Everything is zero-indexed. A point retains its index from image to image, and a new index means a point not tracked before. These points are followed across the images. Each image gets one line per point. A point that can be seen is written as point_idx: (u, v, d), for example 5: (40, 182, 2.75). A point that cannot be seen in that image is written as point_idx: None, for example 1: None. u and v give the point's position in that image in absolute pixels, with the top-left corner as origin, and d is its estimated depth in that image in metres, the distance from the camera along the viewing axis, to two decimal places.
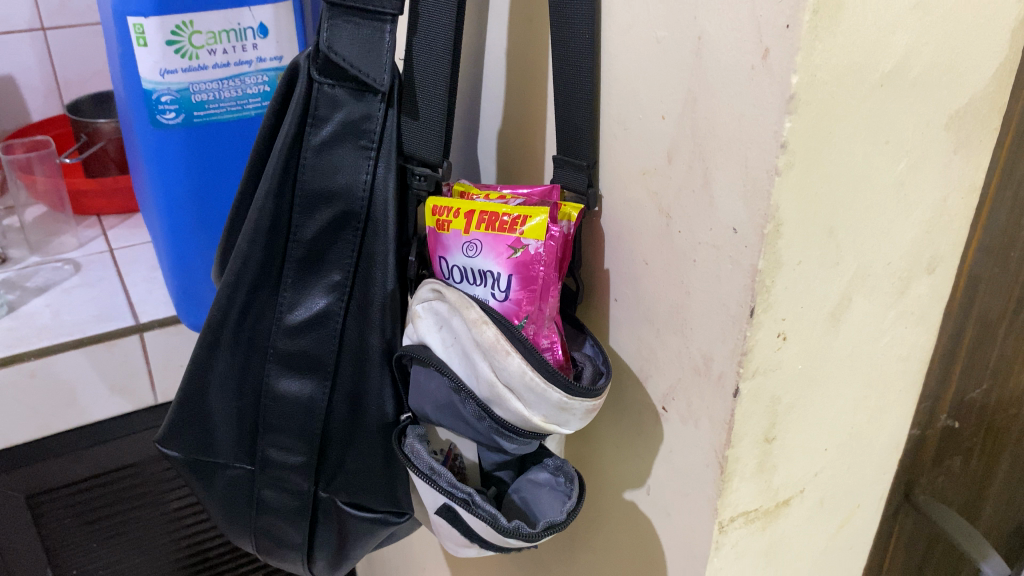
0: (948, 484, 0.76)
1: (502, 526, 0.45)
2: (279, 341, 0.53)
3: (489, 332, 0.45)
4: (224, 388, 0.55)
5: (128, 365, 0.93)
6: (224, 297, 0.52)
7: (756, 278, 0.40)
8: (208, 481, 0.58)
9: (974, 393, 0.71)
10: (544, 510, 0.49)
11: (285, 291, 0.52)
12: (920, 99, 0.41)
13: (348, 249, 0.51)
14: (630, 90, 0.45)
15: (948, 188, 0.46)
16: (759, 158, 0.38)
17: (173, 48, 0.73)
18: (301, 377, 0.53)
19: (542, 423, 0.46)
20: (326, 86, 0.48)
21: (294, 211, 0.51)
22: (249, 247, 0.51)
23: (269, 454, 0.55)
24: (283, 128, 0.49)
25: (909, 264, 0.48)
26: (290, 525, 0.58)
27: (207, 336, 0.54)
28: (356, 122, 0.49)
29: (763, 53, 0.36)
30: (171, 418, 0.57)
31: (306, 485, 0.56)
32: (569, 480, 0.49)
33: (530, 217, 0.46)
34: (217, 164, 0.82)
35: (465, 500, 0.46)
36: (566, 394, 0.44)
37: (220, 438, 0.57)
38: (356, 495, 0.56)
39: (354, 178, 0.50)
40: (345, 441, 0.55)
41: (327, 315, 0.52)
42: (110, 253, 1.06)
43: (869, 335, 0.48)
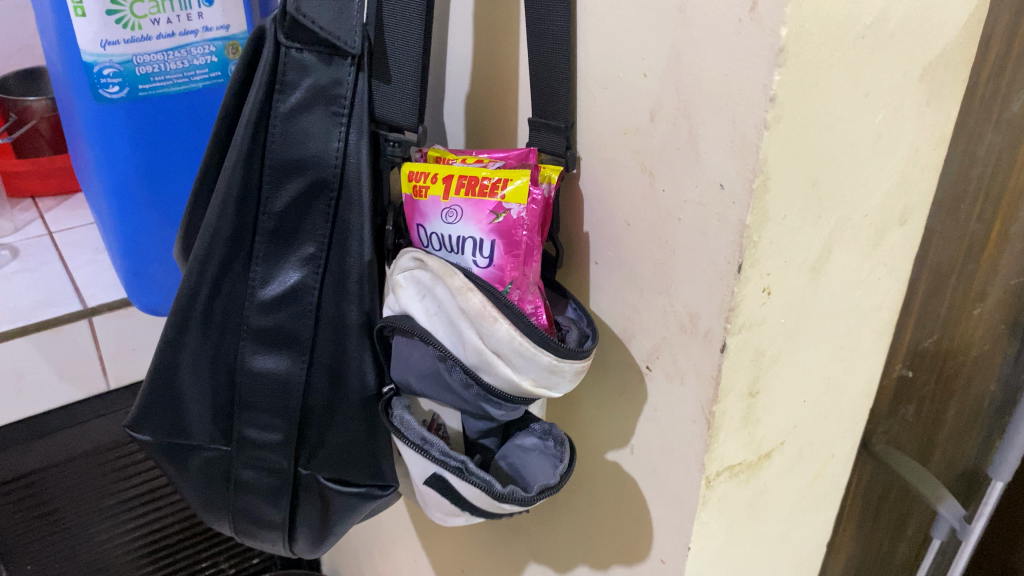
0: (902, 432, 0.79)
1: (497, 492, 0.45)
2: (252, 317, 0.51)
3: (476, 299, 0.45)
4: (196, 369, 0.53)
5: (78, 351, 0.92)
6: (193, 274, 0.50)
7: (744, 233, 0.40)
8: (182, 466, 0.57)
9: (926, 342, 0.73)
10: (534, 474, 0.49)
11: (257, 266, 0.50)
12: (896, 52, 0.41)
13: (322, 220, 0.50)
14: (610, 48, 0.45)
15: (919, 140, 0.47)
16: (747, 112, 0.38)
17: (114, 18, 0.70)
18: (278, 353, 0.52)
19: (531, 388, 0.46)
20: (294, 51, 0.47)
21: (263, 182, 0.49)
22: (218, 221, 0.49)
23: (246, 433, 0.54)
24: (250, 97, 0.48)
25: (883, 216, 0.49)
26: (270, 504, 0.56)
27: (175, 316, 0.52)
28: (326, 87, 0.47)
29: (751, 6, 0.36)
30: (140, 403, 0.54)
31: (286, 464, 0.55)
32: (559, 443, 0.49)
33: (510, 180, 0.45)
34: (166, 138, 0.79)
35: (458, 469, 0.46)
36: (555, 357, 0.44)
37: (193, 421, 0.55)
38: (339, 470, 0.55)
39: (325, 146, 0.48)
40: (325, 417, 0.54)
41: (303, 288, 0.51)
42: (50, 237, 1.03)
43: (845, 288, 0.49)
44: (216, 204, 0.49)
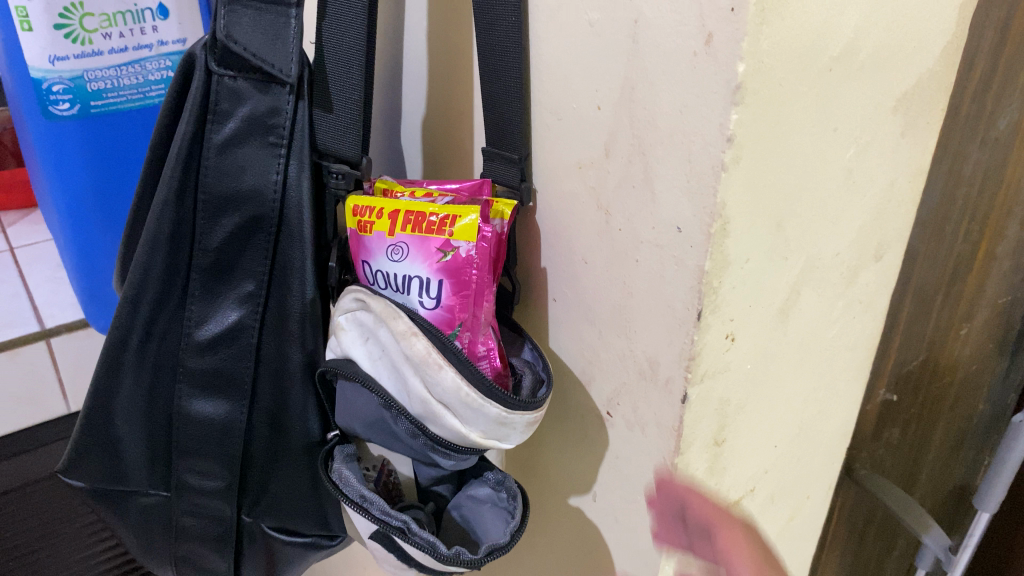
0: (887, 457, 0.76)
1: (441, 554, 0.42)
2: (189, 359, 0.48)
3: (420, 344, 0.42)
4: (130, 413, 0.50)
5: (34, 375, 0.89)
6: (124, 315, 0.47)
7: (703, 279, 0.37)
8: (119, 513, 0.54)
9: (911, 365, 0.70)
10: (486, 529, 0.46)
11: (192, 305, 0.47)
12: (867, 83, 0.38)
13: (260, 256, 0.47)
14: (562, 77, 0.42)
15: (894, 173, 0.44)
16: (704, 152, 0.35)
17: (62, 32, 0.66)
18: (216, 397, 0.49)
19: (480, 440, 0.43)
20: (227, 79, 0.44)
21: (197, 218, 0.46)
22: (150, 259, 0.46)
23: (185, 480, 0.51)
24: (181, 127, 0.45)
25: (857, 252, 0.46)
26: (213, 552, 0.54)
27: (107, 358, 0.49)
28: (263, 116, 0.44)
29: (706, 39, 0.33)
30: (71, 449, 0.51)
31: (228, 511, 0.52)
32: (513, 497, 0.46)
33: (459, 216, 0.42)
34: (118, 158, 0.75)
35: (401, 529, 0.43)
36: (504, 407, 0.41)
37: (129, 467, 0.52)
38: (284, 518, 0.53)
39: (263, 178, 0.45)
40: (268, 463, 0.51)
41: (241, 328, 0.48)
42: (10, 253, 1.00)
43: (817, 326, 0.46)
44: (146, 241, 0.46)
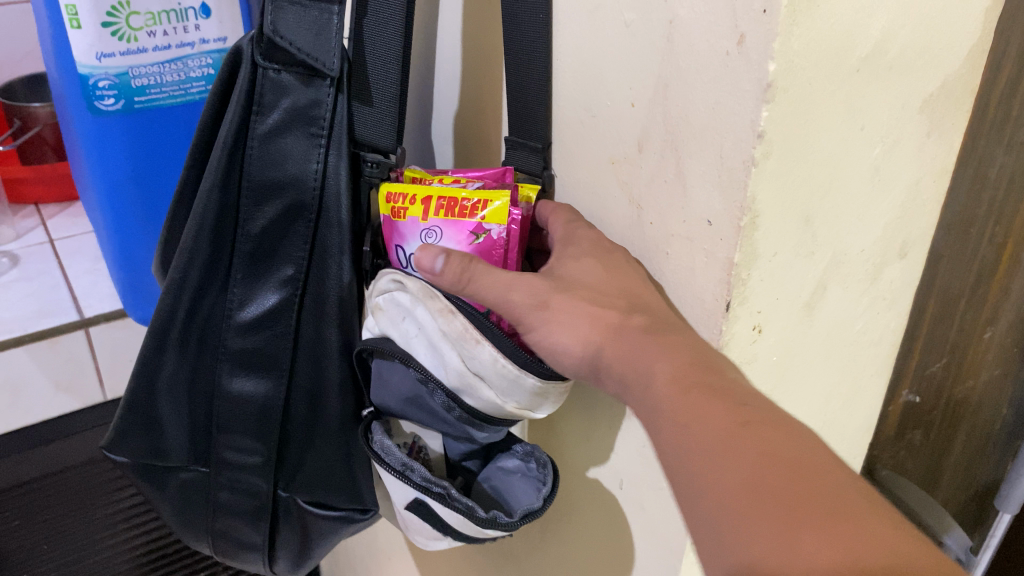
0: (908, 457, 0.76)
1: (480, 517, 0.44)
2: (230, 341, 0.51)
3: (457, 321, 0.43)
4: (172, 392, 0.53)
5: (73, 362, 0.93)
6: (168, 300, 0.49)
7: (732, 271, 0.39)
8: (159, 488, 0.57)
9: (933, 366, 0.70)
10: (518, 497, 0.48)
11: (234, 289, 0.50)
12: (894, 84, 0.40)
13: (301, 242, 0.49)
14: (597, 74, 0.43)
15: (920, 172, 0.46)
16: (735, 147, 0.36)
17: (109, 30, 0.68)
18: (255, 377, 0.51)
19: (516, 410, 0.44)
20: (271, 71, 0.46)
21: (241, 204, 0.48)
22: (195, 244, 0.48)
23: (224, 456, 0.54)
24: (228, 116, 0.47)
25: (882, 249, 0.47)
26: (249, 526, 0.56)
27: (151, 341, 0.51)
28: (305, 108, 0.47)
29: (738, 39, 0.34)
30: (116, 427, 0.54)
31: (265, 487, 0.55)
32: (542, 466, 0.47)
33: (490, 200, 0.44)
34: (159, 153, 0.78)
35: (441, 494, 0.45)
36: (540, 379, 0.43)
37: (171, 443, 0.55)
38: (318, 493, 0.55)
39: (305, 167, 0.48)
40: (304, 441, 0.54)
41: (281, 311, 0.50)
42: (52, 245, 1.03)
43: (842, 322, 0.48)
44: (193, 228, 0.48)
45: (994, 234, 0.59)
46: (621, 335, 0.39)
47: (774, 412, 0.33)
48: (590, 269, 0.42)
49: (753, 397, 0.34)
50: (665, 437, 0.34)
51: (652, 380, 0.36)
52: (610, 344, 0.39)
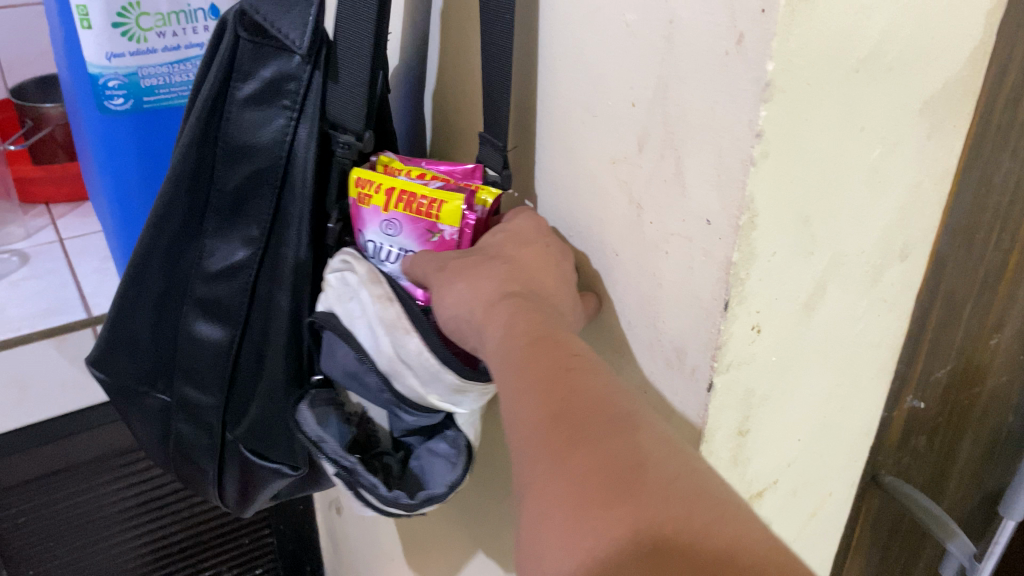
0: (913, 465, 0.72)
1: (382, 496, 0.51)
2: (198, 284, 0.57)
3: (393, 309, 0.47)
4: (151, 318, 0.60)
5: (82, 360, 0.88)
6: (148, 234, 0.56)
7: (730, 271, 0.39)
8: (135, 405, 0.64)
9: (939, 373, 0.65)
10: (432, 478, 0.54)
11: (206, 237, 0.55)
12: (893, 85, 0.40)
13: (264, 207, 0.53)
14: (598, 75, 0.44)
15: (920, 174, 0.46)
16: (733, 147, 0.36)
17: (120, 30, 0.69)
18: (216, 323, 0.57)
19: (437, 401, 0.48)
20: (253, 43, 0.50)
21: (216, 161, 0.53)
22: (172, 190, 0.54)
23: (188, 389, 0.60)
24: (211, 79, 0.52)
25: (881, 251, 0.47)
26: (204, 456, 0.63)
27: (133, 270, 0.58)
28: (280, 80, 0.51)
29: (737, 39, 0.35)
30: (102, 342, 0.62)
31: (216, 426, 0.61)
32: (457, 453, 0.53)
33: (445, 202, 0.47)
34: (167, 154, 0.78)
35: (349, 470, 0.52)
36: (460, 377, 0.46)
37: (149, 365, 0.62)
38: (262, 446, 0.61)
39: (273, 137, 0.52)
40: (254, 393, 0.59)
41: (242, 266, 0.55)
42: (60, 244, 1.04)
43: (841, 324, 0.48)
44: (171, 172, 0.54)
45: (1000, 237, 0.58)
46: (496, 298, 0.42)
47: (602, 372, 0.36)
48: (498, 249, 0.45)
49: (590, 358, 0.37)
50: (501, 383, 0.38)
51: (506, 335, 0.40)
52: (484, 305, 0.42)
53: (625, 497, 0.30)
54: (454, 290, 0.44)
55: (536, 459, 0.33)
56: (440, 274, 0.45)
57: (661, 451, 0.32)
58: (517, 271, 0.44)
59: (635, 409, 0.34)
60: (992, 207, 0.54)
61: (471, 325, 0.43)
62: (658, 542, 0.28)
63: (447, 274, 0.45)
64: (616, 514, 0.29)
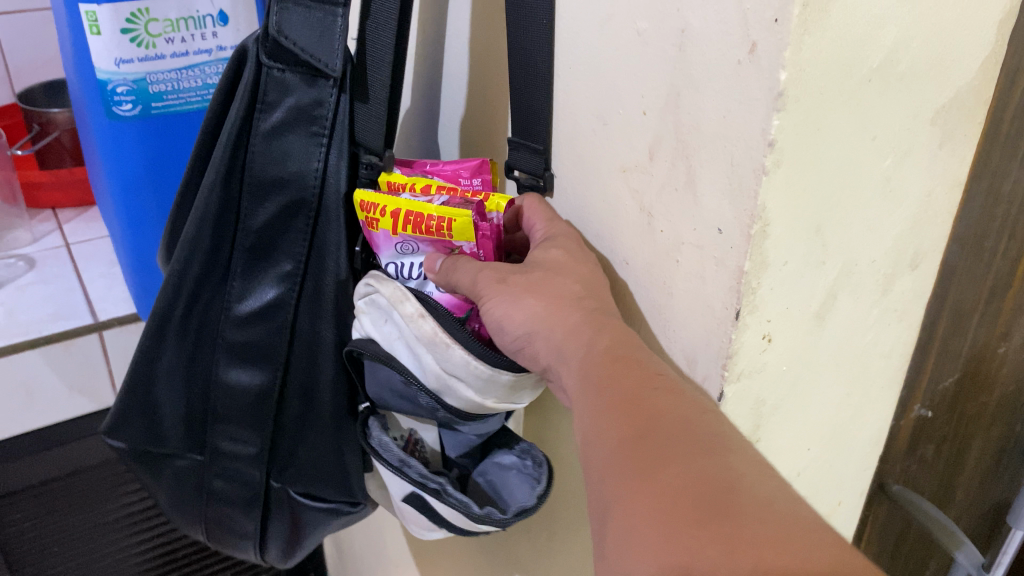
0: (921, 474, 0.71)
1: (472, 513, 0.49)
2: (228, 331, 0.56)
3: (427, 325, 0.46)
4: (174, 375, 0.59)
5: (88, 365, 0.91)
6: (171, 289, 0.55)
7: (742, 279, 0.39)
8: (158, 471, 0.63)
9: (947, 383, 0.65)
10: (512, 492, 0.53)
11: (234, 282, 0.55)
12: (906, 93, 0.40)
13: (299, 240, 0.55)
14: (609, 83, 0.44)
15: (932, 183, 0.46)
16: (746, 155, 0.36)
17: (128, 36, 0.69)
18: (251, 367, 0.58)
19: (494, 404, 0.48)
20: (276, 70, 0.51)
21: (242, 200, 0.53)
22: (197, 236, 0.54)
23: (220, 443, 0.60)
24: (233, 113, 0.51)
25: (892, 260, 0.47)
26: (242, 514, 0.63)
27: (154, 328, 0.57)
28: (306, 107, 0.51)
29: (750, 47, 0.35)
30: (117, 411, 0.60)
31: (258, 475, 0.61)
32: (537, 464, 0.52)
33: (455, 221, 0.47)
34: (175, 160, 0.78)
35: (436, 490, 0.51)
36: (513, 374, 0.47)
37: (170, 430, 0.61)
38: (312, 486, 0.62)
39: (305, 166, 0.53)
40: (297, 432, 0.60)
41: (278, 304, 0.56)
42: (66, 248, 1.04)
43: (851, 333, 0.48)
44: (195, 219, 0.53)
45: (1009, 245, 0.57)
46: (572, 315, 0.43)
47: (685, 394, 0.38)
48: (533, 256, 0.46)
49: (674, 379, 0.39)
50: (585, 403, 0.39)
51: (588, 354, 0.41)
52: (562, 323, 0.43)
53: (718, 515, 0.31)
54: (524, 306, 0.44)
55: (625, 482, 0.34)
56: (503, 287, 0.45)
57: (747, 473, 0.33)
58: (590, 285, 0.44)
59: (723, 432, 0.35)
60: (1001, 215, 0.54)
61: (536, 339, 0.44)
62: (755, 557, 0.29)
63: (513, 287, 0.45)
64: (711, 529, 0.30)
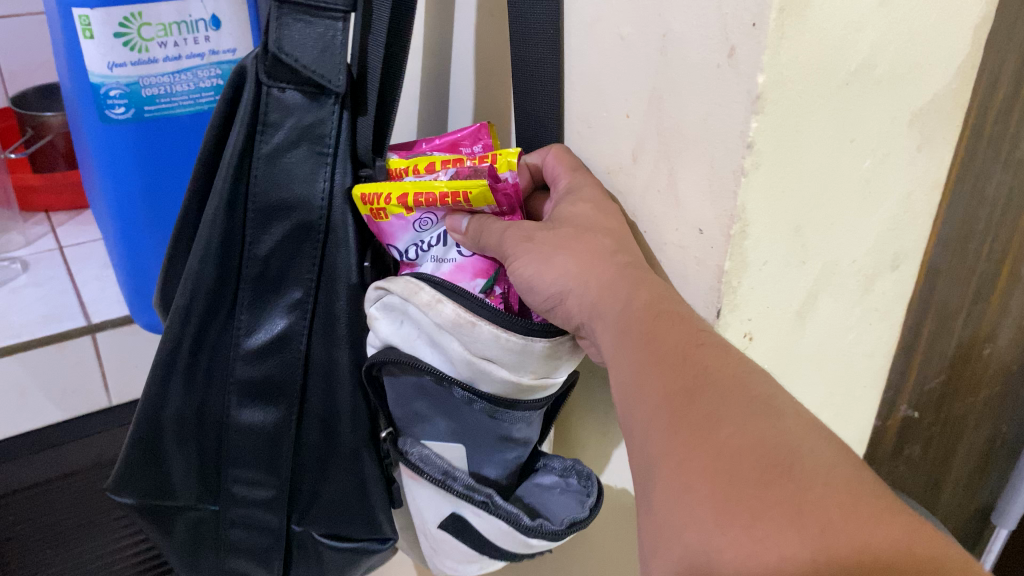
0: (908, 474, 0.72)
1: (527, 525, 0.48)
2: (239, 368, 0.54)
3: (448, 308, 0.45)
4: (179, 423, 0.55)
5: (81, 367, 0.93)
6: (176, 328, 0.52)
7: (722, 279, 0.40)
8: (167, 527, 0.59)
9: (933, 384, 0.66)
10: (556, 508, 0.51)
11: (242, 316, 0.53)
12: (883, 96, 0.41)
13: (308, 265, 0.53)
14: (595, 87, 0.44)
15: (911, 185, 0.46)
16: (726, 158, 0.37)
17: (122, 40, 0.69)
18: (264, 404, 0.55)
19: (533, 381, 0.46)
20: (276, 91, 0.49)
21: (247, 228, 0.51)
22: (201, 272, 0.51)
23: (234, 489, 0.57)
24: (232, 137, 0.49)
25: (873, 261, 0.48)
26: (259, 560, 0.60)
27: (158, 373, 0.53)
28: (310, 126, 0.50)
29: (729, 52, 0.35)
30: (122, 466, 0.56)
31: (278, 518, 0.58)
32: (585, 478, 0.51)
33: (470, 192, 0.45)
34: (168, 166, 0.79)
35: (486, 502, 0.49)
36: (549, 340, 0.45)
37: (178, 482, 0.57)
38: (336, 527, 0.59)
39: (310, 187, 0.51)
40: (319, 470, 0.58)
41: (290, 335, 0.54)
42: (60, 251, 1.04)
43: (834, 332, 0.48)
44: (199, 253, 0.50)
45: (992, 248, 0.58)
46: (606, 269, 0.40)
47: (736, 351, 0.34)
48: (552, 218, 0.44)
49: (718, 334, 0.35)
50: (620, 363, 0.36)
51: (626, 310, 0.38)
52: (596, 279, 0.40)
53: (779, 475, 0.28)
54: (555, 264, 0.42)
55: (674, 437, 0.31)
56: (531, 246, 0.43)
57: (810, 428, 0.30)
58: (621, 241, 0.42)
59: (775, 390, 0.32)
60: (984, 217, 0.55)
61: (569, 295, 0.41)
62: (818, 523, 0.26)
63: (540, 247, 0.43)
64: (772, 493, 0.28)
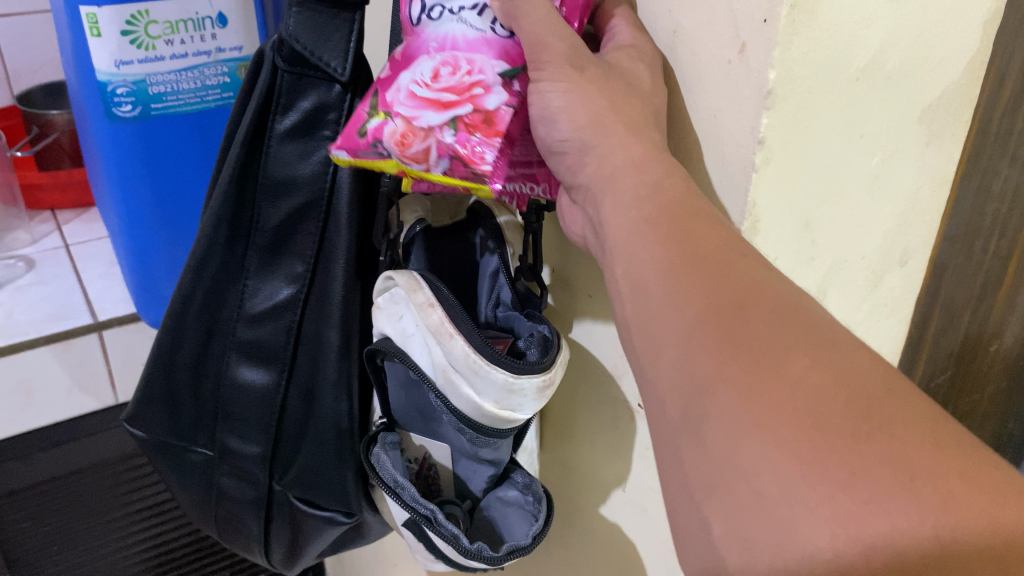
0: None
1: (464, 546, 0.47)
2: (241, 328, 0.55)
3: (435, 315, 0.45)
4: (189, 366, 0.58)
5: (87, 363, 0.94)
6: (190, 279, 0.55)
7: None
8: (174, 461, 0.63)
9: (938, 380, 0.66)
10: (513, 531, 0.51)
11: (248, 279, 0.54)
12: (892, 92, 0.40)
13: (309, 240, 0.53)
14: None
15: (920, 180, 0.47)
16: (736, 154, 0.37)
17: (128, 38, 0.69)
18: (260, 366, 0.56)
19: (496, 410, 0.45)
20: (291, 75, 0.49)
21: (259, 199, 0.52)
22: (212, 229, 0.53)
23: (228, 442, 0.59)
24: (250, 112, 0.50)
25: (882, 257, 0.48)
26: (248, 514, 0.61)
27: (173, 316, 0.57)
28: (319, 111, 0.50)
29: (740, 47, 0.35)
30: (139, 397, 0.61)
31: (262, 477, 0.59)
32: (537, 500, 0.51)
33: None
34: (175, 165, 0.78)
35: (429, 517, 0.48)
36: (512, 374, 0.43)
37: (187, 422, 0.61)
38: (309, 493, 0.58)
39: (316, 168, 0.51)
40: (296, 437, 0.57)
41: (287, 305, 0.54)
42: (66, 250, 1.04)
43: (843, 326, 0.49)
44: (212, 213, 0.53)
45: (999, 244, 0.58)
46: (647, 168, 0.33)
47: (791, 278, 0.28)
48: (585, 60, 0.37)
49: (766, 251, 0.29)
50: (648, 266, 0.30)
51: (657, 213, 0.31)
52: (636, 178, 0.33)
53: (872, 418, 0.23)
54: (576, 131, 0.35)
55: (726, 360, 0.25)
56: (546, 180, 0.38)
57: None
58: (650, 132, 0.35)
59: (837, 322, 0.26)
60: (993, 213, 0.55)
61: (589, 153, 0.35)
62: (938, 494, 0.21)
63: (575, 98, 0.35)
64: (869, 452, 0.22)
